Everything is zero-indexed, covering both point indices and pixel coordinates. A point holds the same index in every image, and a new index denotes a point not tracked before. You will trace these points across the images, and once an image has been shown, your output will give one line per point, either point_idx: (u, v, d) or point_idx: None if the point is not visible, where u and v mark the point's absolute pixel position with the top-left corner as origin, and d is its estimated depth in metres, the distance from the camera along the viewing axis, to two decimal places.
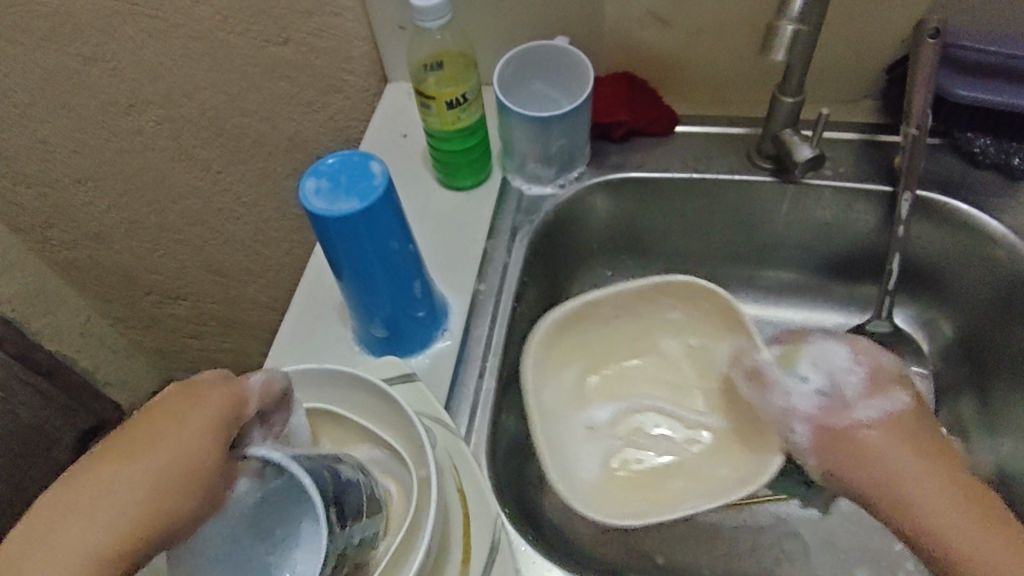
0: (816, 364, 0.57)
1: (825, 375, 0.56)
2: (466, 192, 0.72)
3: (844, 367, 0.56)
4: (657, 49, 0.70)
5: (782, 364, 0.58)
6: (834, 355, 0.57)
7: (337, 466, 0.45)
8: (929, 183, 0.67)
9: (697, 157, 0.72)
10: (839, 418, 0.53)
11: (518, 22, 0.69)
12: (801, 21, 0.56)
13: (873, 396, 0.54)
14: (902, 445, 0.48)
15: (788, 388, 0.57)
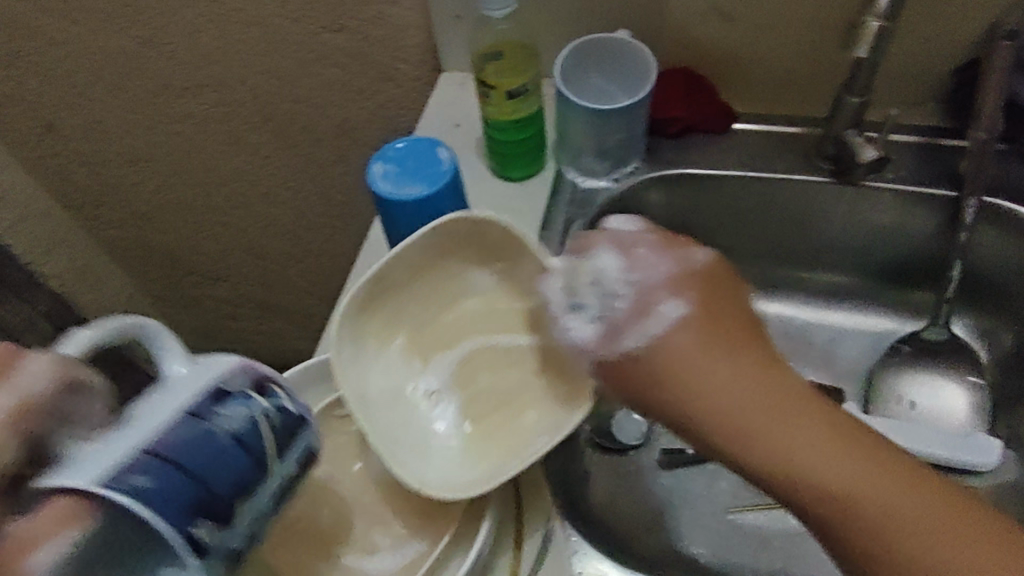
0: (588, 284, 0.49)
1: (593, 288, 0.48)
2: (517, 183, 0.72)
3: (613, 276, 0.48)
4: (718, 45, 0.69)
5: (572, 290, 0.49)
6: (608, 269, 0.48)
7: (213, 416, 0.39)
8: (995, 189, 0.65)
9: (754, 156, 0.71)
10: (610, 347, 0.45)
11: (579, 14, 0.69)
12: (886, 17, 0.56)
13: (639, 314, 0.45)
14: (704, 350, 0.43)
15: (573, 318, 0.48)
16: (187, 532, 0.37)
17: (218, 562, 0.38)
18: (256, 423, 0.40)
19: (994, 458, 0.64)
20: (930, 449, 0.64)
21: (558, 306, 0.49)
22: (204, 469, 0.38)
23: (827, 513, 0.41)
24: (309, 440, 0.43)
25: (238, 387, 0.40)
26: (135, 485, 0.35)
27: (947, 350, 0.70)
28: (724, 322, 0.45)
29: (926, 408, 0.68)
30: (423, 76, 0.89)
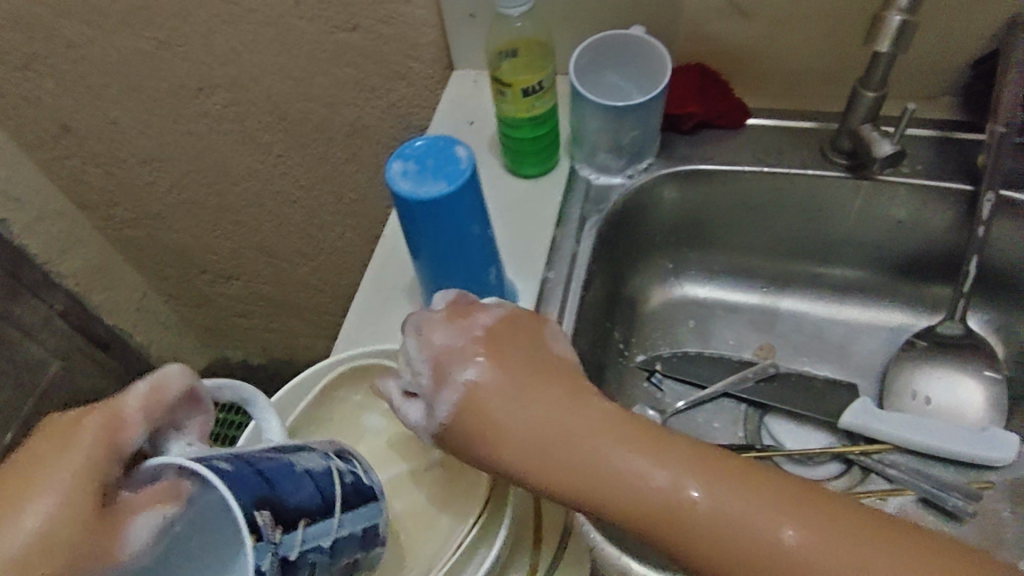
0: (411, 364, 0.49)
1: (420, 368, 0.49)
2: (532, 180, 0.73)
3: (418, 355, 0.49)
4: (732, 41, 0.69)
5: (403, 371, 0.50)
6: (413, 351, 0.49)
7: (288, 456, 0.39)
8: (1015, 183, 0.65)
9: (769, 151, 0.71)
10: (438, 422, 0.48)
11: (595, 10, 0.69)
12: (909, 12, 0.57)
13: (449, 385, 0.48)
14: (516, 400, 0.47)
15: (405, 399, 0.49)
16: (250, 512, 0.35)
17: (271, 558, 0.35)
18: (331, 473, 0.40)
19: (1014, 453, 0.64)
20: (946, 445, 0.65)
21: (389, 389, 0.49)
22: (271, 483, 0.37)
23: (669, 523, 0.43)
24: (375, 513, 0.42)
25: (322, 449, 0.42)
26: (219, 465, 0.35)
27: (963, 345, 0.69)
28: (546, 372, 0.49)
29: (943, 404, 0.68)
30: (435, 74, 0.90)
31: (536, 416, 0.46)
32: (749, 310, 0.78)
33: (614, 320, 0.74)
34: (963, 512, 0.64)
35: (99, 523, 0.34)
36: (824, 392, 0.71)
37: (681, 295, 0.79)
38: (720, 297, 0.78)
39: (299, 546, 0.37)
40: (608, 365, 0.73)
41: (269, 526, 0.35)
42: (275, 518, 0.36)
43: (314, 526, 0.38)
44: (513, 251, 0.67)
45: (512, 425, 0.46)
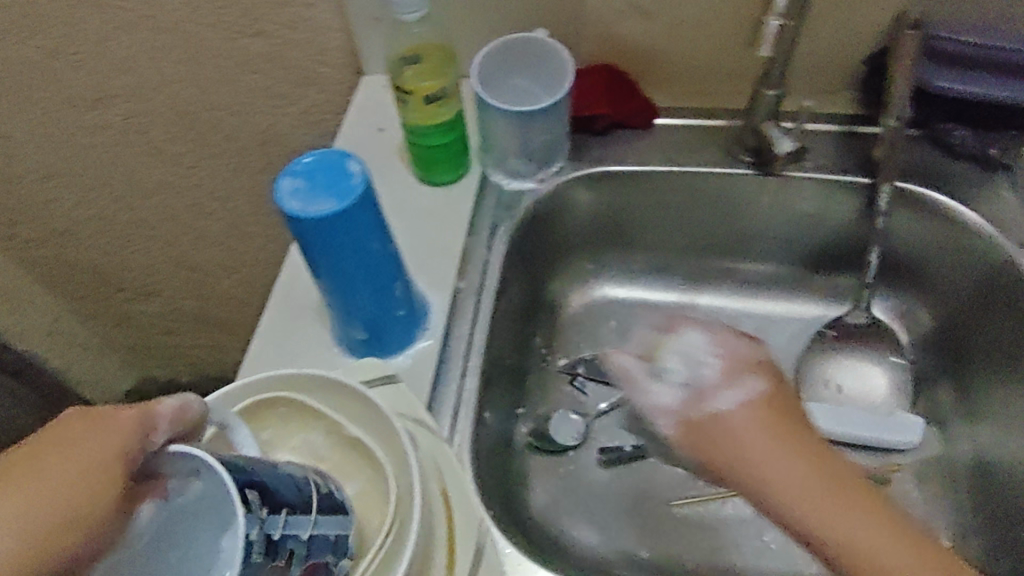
0: (677, 360, 0.56)
1: (688, 368, 0.55)
2: (445, 187, 0.71)
3: (702, 358, 0.55)
4: (636, 41, 0.69)
5: (660, 363, 0.56)
6: (696, 348, 0.56)
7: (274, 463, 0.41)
8: (908, 175, 0.67)
9: (678, 150, 0.72)
10: (698, 408, 0.51)
11: (497, 13, 0.68)
12: (785, 16, 0.57)
13: (728, 385, 0.52)
14: (771, 433, 0.47)
15: (654, 383, 0.55)
16: (240, 488, 0.36)
17: (257, 534, 0.36)
18: (310, 478, 0.41)
19: (919, 438, 0.67)
20: (860, 431, 0.67)
21: (632, 374, 0.57)
22: (257, 475, 0.38)
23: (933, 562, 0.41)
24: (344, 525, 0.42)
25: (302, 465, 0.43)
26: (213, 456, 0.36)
27: (869, 330, 0.72)
28: (795, 407, 0.50)
29: (855, 391, 0.70)
30: (346, 79, 0.87)
31: (726, 416, 0.49)
32: (667, 308, 0.79)
33: (534, 325, 0.74)
34: None
35: (113, 523, 0.34)
36: None
37: (602, 296, 0.79)
38: (640, 296, 0.79)
39: (281, 529, 0.38)
40: (529, 370, 0.73)
41: (258, 504, 0.37)
42: (262, 501, 0.37)
43: (294, 518, 0.39)
44: (424, 262, 0.66)
45: (724, 417, 0.49)
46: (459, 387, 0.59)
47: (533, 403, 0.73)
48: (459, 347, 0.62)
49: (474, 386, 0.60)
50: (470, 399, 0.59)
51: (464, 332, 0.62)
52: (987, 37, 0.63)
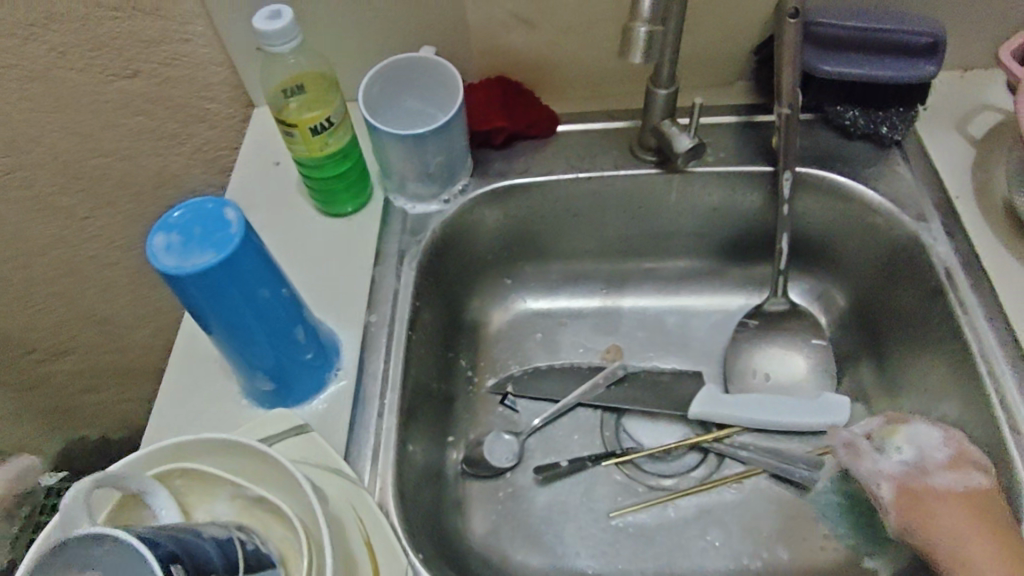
0: (907, 442, 0.55)
1: (917, 453, 0.54)
2: (347, 218, 0.69)
3: (937, 449, 0.54)
4: (525, 49, 0.68)
5: (883, 439, 0.56)
6: (927, 441, 0.54)
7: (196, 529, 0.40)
8: (807, 159, 0.68)
9: (582, 156, 0.71)
10: (920, 480, 0.52)
11: (379, 31, 0.66)
12: (654, 22, 0.54)
13: (951, 473, 0.52)
14: (964, 507, 0.50)
15: (878, 455, 0.55)
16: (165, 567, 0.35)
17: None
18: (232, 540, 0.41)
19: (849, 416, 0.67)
20: (789, 418, 0.67)
21: (862, 446, 0.56)
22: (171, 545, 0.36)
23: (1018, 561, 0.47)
24: None
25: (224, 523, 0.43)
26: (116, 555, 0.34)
27: (789, 316, 0.72)
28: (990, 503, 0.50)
29: (783, 377, 0.70)
30: (236, 113, 0.84)
31: (935, 490, 0.51)
32: (590, 315, 0.78)
33: (455, 346, 0.73)
34: (809, 481, 0.66)
35: None
36: (668, 384, 0.72)
37: (525, 309, 0.78)
38: (562, 305, 0.78)
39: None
40: (455, 394, 0.71)
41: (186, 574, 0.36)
42: (186, 573, 0.36)
43: None
44: (332, 300, 0.63)
45: (934, 490, 0.51)
46: (377, 427, 0.57)
47: (463, 427, 0.71)
48: (375, 385, 0.59)
49: (392, 423, 0.57)
50: (389, 440, 0.56)
51: (379, 368, 0.60)
52: (868, 19, 0.64)
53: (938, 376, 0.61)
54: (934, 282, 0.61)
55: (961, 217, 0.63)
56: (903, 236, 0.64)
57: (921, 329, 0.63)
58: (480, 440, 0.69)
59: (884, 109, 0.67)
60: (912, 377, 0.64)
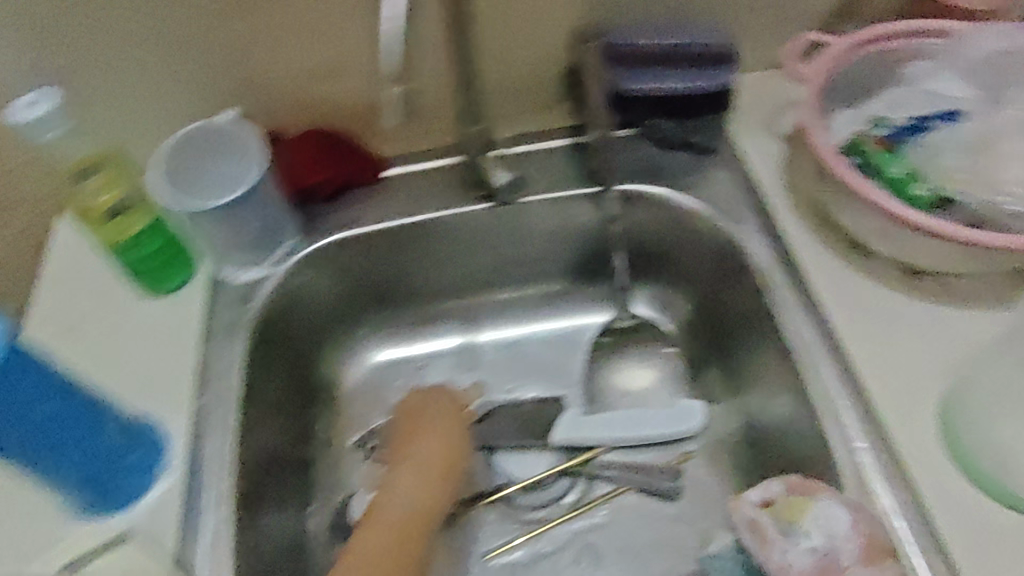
0: (815, 527, 0.51)
1: (827, 540, 0.50)
2: (173, 294, 0.65)
3: (846, 538, 0.50)
4: (333, 99, 0.67)
5: (789, 521, 0.52)
6: (836, 524, 0.50)
7: None
8: (633, 175, 0.69)
9: (411, 199, 0.70)
10: None
11: (172, 97, 0.63)
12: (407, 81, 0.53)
13: (867, 565, 0.49)
14: None
15: (784, 540, 0.51)
16: None
17: None
18: None
19: (704, 421, 0.69)
20: (647, 430, 0.69)
21: (764, 530, 0.53)
22: None
23: None
24: None
25: None
26: None
27: (637, 330, 0.74)
28: None
29: (640, 389, 0.72)
30: None
31: None
32: (449, 355, 0.77)
33: (308, 410, 0.71)
34: (672, 490, 0.67)
35: None
36: (531, 417, 0.73)
37: (379, 359, 0.76)
38: (419, 350, 0.77)
39: None
40: (313, 459, 0.69)
41: None
42: None
43: None
44: (155, 389, 0.59)
45: None
46: (212, 521, 0.54)
47: (326, 494, 0.69)
48: (210, 471, 0.57)
49: (230, 513, 0.55)
50: (228, 534, 0.54)
51: (213, 453, 0.57)
52: (664, 35, 0.65)
53: (771, 374, 0.63)
54: (755, 284, 0.64)
55: (774, 215, 0.65)
56: (725, 241, 0.66)
57: (752, 328, 0.65)
58: (346, 505, 0.68)
59: (700, 117, 0.68)
60: (750, 375, 0.66)
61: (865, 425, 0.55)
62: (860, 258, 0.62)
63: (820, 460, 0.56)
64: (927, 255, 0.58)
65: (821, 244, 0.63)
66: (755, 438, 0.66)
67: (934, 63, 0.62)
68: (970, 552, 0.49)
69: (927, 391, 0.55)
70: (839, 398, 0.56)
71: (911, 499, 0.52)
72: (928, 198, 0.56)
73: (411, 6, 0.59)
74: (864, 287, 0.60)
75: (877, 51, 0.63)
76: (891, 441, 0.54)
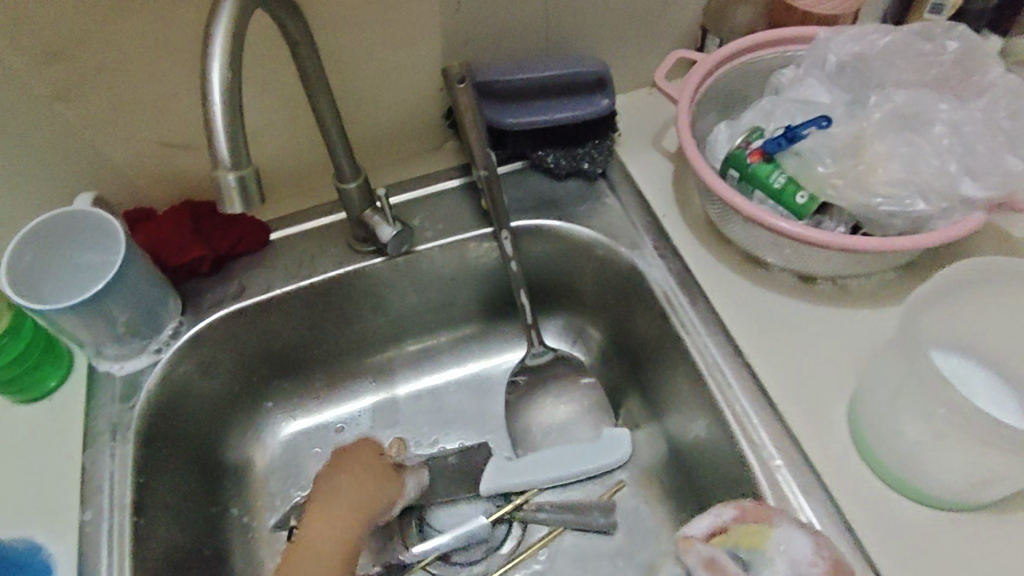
0: (777, 555, 0.45)
1: (792, 569, 0.44)
2: (50, 397, 0.61)
3: (811, 562, 0.44)
4: (203, 168, 0.63)
5: (744, 551, 0.45)
6: (798, 548, 0.45)
7: None
8: (523, 210, 0.67)
9: (299, 262, 0.67)
10: None
11: (21, 186, 0.58)
12: (240, 164, 0.39)
13: None
14: None
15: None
16: None
17: None
18: None
19: (630, 449, 0.68)
20: (573, 467, 0.67)
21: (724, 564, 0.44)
22: None
23: None
24: None
25: None
26: None
27: (554, 364, 0.72)
28: None
29: (562, 424, 0.71)
30: None
31: None
32: (365, 415, 0.74)
33: (219, 499, 0.66)
34: (607, 525, 0.66)
35: None
36: (461, 468, 0.69)
37: (292, 428, 0.72)
38: (334, 414, 0.74)
39: None
40: (228, 549, 0.64)
41: None
42: None
43: None
44: (42, 510, 0.55)
45: None
46: None
47: None
48: None
49: None
50: None
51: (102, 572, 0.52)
52: (533, 69, 0.63)
53: (685, 396, 0.62)
54: (658, 308, 0.63)
55: (669, 236, 0.65)
56: (623, 267, 0.65)
57: (661, 352, 0.65)
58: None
59: (583, 145, 0.67)
60: (666, 398, 0.66)
61: (779, 441, 0.55)
62: (758, 272, 0.62)
63: (740, 482, 0.56)
64: (818, 262, 0.58)
65: (718, 261, 0.63)
66: (678, 461, 0.65)
67: (800, 70, 0.63)
68: (892, 557, 0.49)
69: (833, 399, 0.56)
70: (752, 416, 0.56)
71: (831, 511, 0.52)
72: (808, 204, 0.57)
73: (267, 67, 0.56)
74: (764, 299, 0.61)
75: (743, 63, 0.64)
76: (805, 454, 0.54)
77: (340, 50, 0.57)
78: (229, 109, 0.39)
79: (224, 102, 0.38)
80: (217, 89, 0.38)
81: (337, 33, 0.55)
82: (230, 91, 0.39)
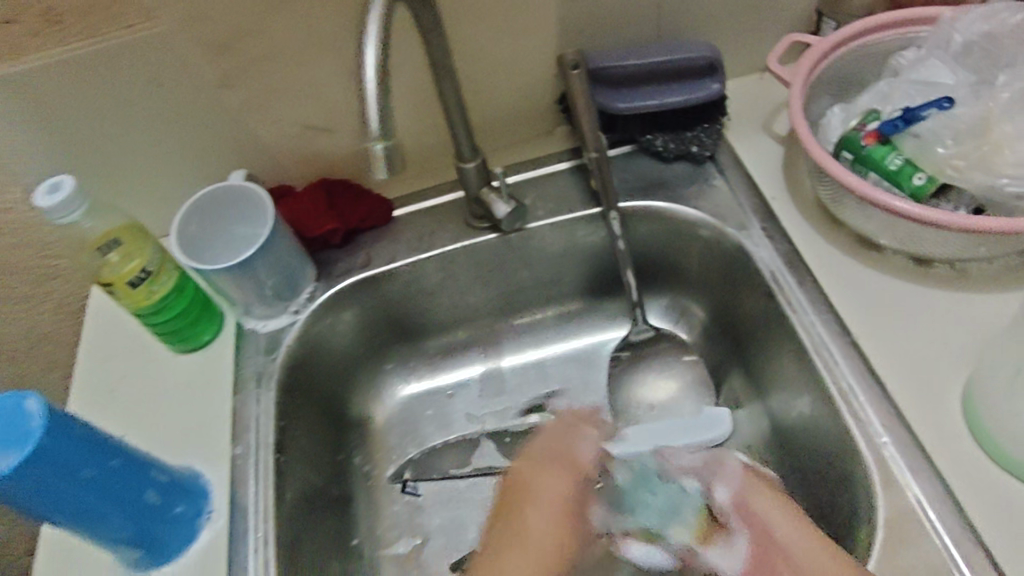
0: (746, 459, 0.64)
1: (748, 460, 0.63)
2: (209, 344, 0.68)
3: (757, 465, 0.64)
4: (340, 150, 0.70)
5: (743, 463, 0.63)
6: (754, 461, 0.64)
7: None
8: (631, 191, 0.70)
9: (418, 236, 0.72)
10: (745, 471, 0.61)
11: (201, 160, 0.67)
12: (387, 134, 0.45)
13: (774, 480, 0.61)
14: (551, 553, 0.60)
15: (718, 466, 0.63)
16: None
17: None
18: None
19: (730, 426, 0.69)
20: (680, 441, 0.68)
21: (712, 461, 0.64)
22: None
23: None
24: None
25: None
26: None
27: (657, 340, 0.74)
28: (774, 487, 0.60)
29: (666, 399, 0.72)
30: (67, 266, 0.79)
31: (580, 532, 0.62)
32: (474, 381, 0.78)
33: (345, 446, 0.72)
34: None
35: None
36: None
37: (404, 394, 0.78)
38: (443, 381, 0.78)
39: None
40: (352, 492, 0.70)
41: None
42: None
43: None
44: (194, 443, 0.62)
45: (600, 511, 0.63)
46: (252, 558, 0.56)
47: (366, 527, 0.69)
48: (248, 515, 0.58)
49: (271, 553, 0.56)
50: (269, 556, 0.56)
51: (249, 500, 0.59)
52: (645, 55, 0.66)
53: (790, 375, 0.63)
54: (764, 286, 0.64)
55: (777, 218, 0.66)
56: (731, 246, 0.67)
57: (766, 329, 0.65)
58: (383, 528, 0.69)
59: (690, 129, 0.69)
60: (768, 376, 0.67)
61: (889, 420, 0.54)
62: (870, 254, 0.62)
63: (846, 460, 0.56)
64: (936, 244, 0.57)
65: (828, 243, 0.63)
66: (781, 438, 0.65)
67: (920, 51, 0.63)
68: (1007, 541, 0.48)
69: (949, 381, 0.55)
70: (859, 394, 0.56)
71: (942, 491, 0.51)
72: (926, 186, 0.56)
73: (400, 50, 0.62)
74: (875, 282, 0.60)
75: (859, 47, 0.64)
76: (918, 436, 0.53)
77: (461, 38, 0.62)
78: (380, 88, 0.44)
79: (376, 80, 0.44)
80: (371, 72, 0.44)
81: (460, 23, 0.61)
82: (381, 67, 0.44)
